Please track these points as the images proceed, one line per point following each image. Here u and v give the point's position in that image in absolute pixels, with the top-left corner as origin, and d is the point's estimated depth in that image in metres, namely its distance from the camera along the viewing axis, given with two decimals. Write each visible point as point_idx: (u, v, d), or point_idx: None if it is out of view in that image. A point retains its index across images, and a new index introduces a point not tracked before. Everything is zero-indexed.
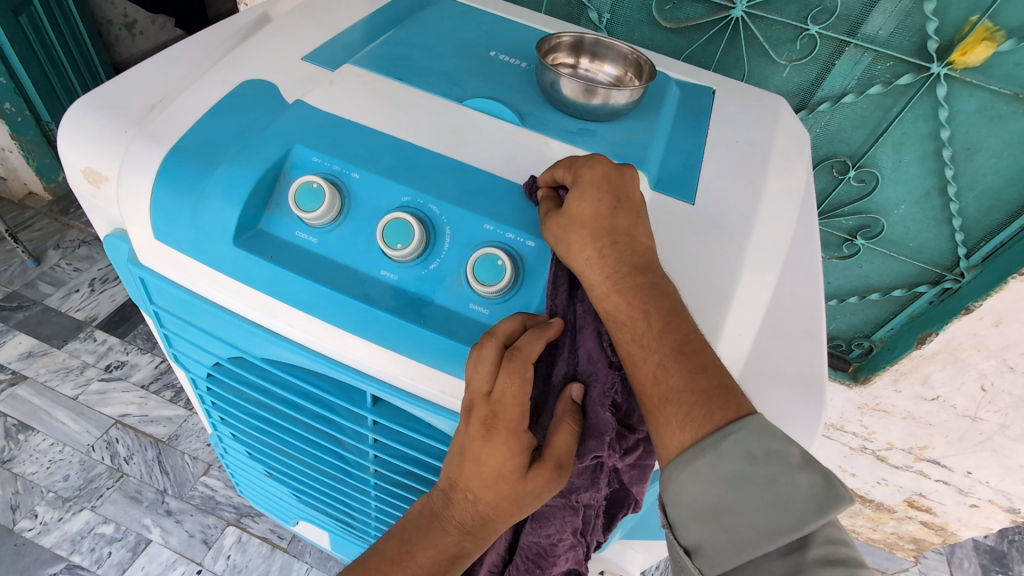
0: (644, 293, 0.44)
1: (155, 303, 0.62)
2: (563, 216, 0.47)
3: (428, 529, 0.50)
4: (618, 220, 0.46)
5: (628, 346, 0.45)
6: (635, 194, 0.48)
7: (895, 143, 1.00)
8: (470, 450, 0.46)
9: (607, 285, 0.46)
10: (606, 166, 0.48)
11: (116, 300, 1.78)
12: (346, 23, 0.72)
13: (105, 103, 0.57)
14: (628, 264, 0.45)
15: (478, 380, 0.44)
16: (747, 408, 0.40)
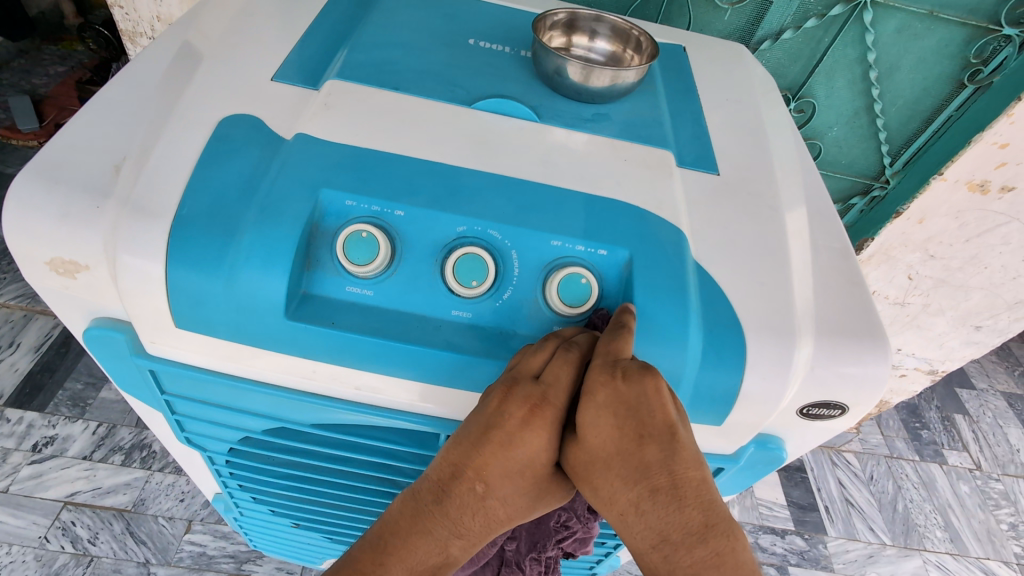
0: (673, 553, 0.36)
1: (166, 391, 0.54)
2: (577, 441, 0.40)
3: (412, 533, 0.42)
4: (647, 459, 0.37)
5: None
6: (663, 413, 0.38)
7: (829, 71, 1.07)
8: (499, 434, 0.40)
9: (647, 540, 0.37)
10: (625, 380, 0.39)
11: (20, 370, 1.54)
12: (297, 27, 0.63)
13: (54, 173, 0.47)
14: (653, 515, 0.36)
15: (530, 364, 0.42)
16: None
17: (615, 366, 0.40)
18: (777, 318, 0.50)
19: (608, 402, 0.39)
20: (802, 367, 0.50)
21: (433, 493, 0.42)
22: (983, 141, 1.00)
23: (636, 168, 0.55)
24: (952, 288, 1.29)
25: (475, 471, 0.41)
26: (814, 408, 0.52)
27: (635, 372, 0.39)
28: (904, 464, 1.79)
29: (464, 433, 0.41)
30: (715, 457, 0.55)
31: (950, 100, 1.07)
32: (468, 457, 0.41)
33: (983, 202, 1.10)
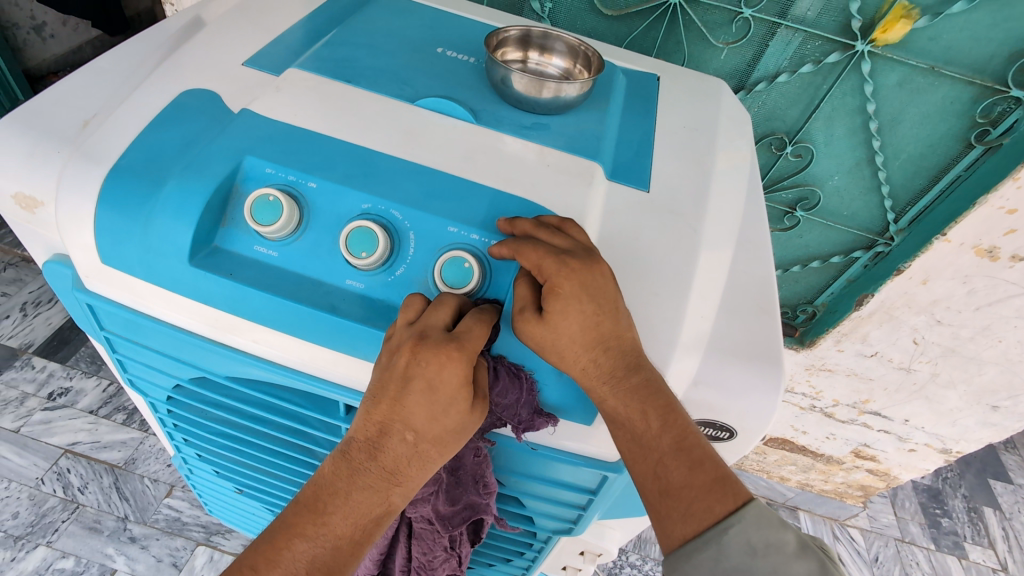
0: (646, 396, 0.47)
1: (106, 329, 0.60)
2: (546, 326, 0.46)
3: (350, 490, 0.45)
4: (618, 333, 0.47)
5: (630, 444, 0.48)
6: (613, 293, 0.47)
7: (827, 118, 1.06)
8: (421, 382, 0.44)
9: (635, 414, 0.47)
10: (580, 269, 0.46)
11: (52, 324, 1.68)
12: (283, 22, 0.70)
13: (33, 122, 0.54)
14: (623, 370, 0.47)
15: (437, 319, 0.46)
16: (744, 494, 0.46)
17: (568, 259, 0.46)
18: (668, 333, 0.51)
19: (576, 292, 0.46)
20: (684, 380, 0.51)
21: (362, 450, 0.45)
22: (988, 205, 0.96)
23: (558, 175, 0.57)
24: (963, 359, 1.22)
25: (401, 425, 0.44)
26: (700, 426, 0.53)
27: (583, 260, 0.46)
28: (916, 550, 1.66)
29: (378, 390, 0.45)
30: (597, 463, 0.55)
31: (958, 160, 1.04)
32: (395, 413, 0.44)
33: (992, 268, 1.04)
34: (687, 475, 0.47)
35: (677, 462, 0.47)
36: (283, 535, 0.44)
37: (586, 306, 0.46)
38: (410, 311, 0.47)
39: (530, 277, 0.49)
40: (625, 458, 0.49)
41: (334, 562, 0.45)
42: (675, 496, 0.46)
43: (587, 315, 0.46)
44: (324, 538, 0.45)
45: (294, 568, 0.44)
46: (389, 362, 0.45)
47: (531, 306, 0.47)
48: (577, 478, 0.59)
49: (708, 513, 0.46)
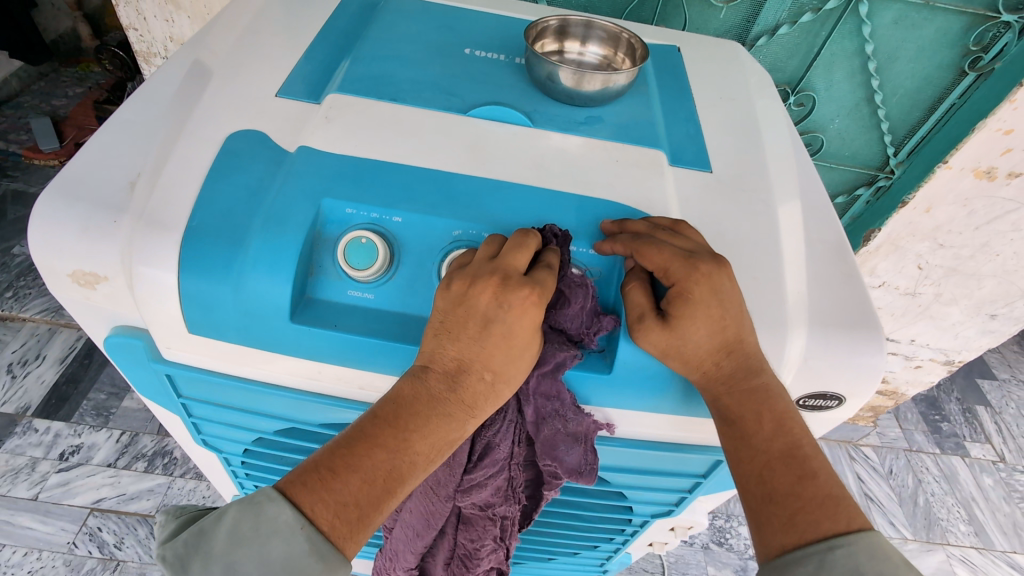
0: (763, 398, 0.47)
1: (182, 395, 0.57)
2: (672, 331, 0.46)
3: (431, 414, 0.43)
4: (744, 339, 0.47)
5: (738, 445, 0.47)
6: (740, 301, 0.47)
7: (827, 64, 1.07)
8: (501, 326, 0.43)
9: (750, 415, 0.47)
10: (709, 273, 0.46)
11: (46, 382, 1.59)
12: (300, 42, 0.66)
13: (73, 191, 0.49)
14: (742, 373, 0.47)
15: (520, 262, 0.45)
16: (860, 522, 0.42)
17: (697, 263, 0.46)
18: (772, 312, 0.52)
19: (707, 297, 0.46)
20: (795, 358, 0.52)
21: (442, 379, 0.44)
22: (987, 128, 0.99)
23: (628, 169, 0.57)
24: (964, 277, 1.28)
25: (481, 359, 0.43)
26: (809, 399, 0.54)
27: (711, 264, 0.46)
28: (925, 457, 1.77)
29: (457, 320, 0.44)
30: (712, 449, 0.55)
31: (952, 88, 1.06)
32: (472, 348, 0.43)
33: (990, 188, 1.09)
34: (795, 485, 0.45)
35: (785, 469, 0.45)
36: (361, 444, 0.42)
37: (715, 312, 0.46)
38: (491, 246, 0.46)
39: (643, 280, 0.48)
40: (728, 456, 0.48)
41: (403, 479, 0.43)
42: (781, 504, 0.44)
43: (716, 320, 0.46)
44: (402, 456, 0.42)
45: (367, 476, 0.41)
46: (465, 298, 0.44)
47: (651, 313, 0.46)
48: (687, 465, 0.59)
49: (815, 528, 0.42)
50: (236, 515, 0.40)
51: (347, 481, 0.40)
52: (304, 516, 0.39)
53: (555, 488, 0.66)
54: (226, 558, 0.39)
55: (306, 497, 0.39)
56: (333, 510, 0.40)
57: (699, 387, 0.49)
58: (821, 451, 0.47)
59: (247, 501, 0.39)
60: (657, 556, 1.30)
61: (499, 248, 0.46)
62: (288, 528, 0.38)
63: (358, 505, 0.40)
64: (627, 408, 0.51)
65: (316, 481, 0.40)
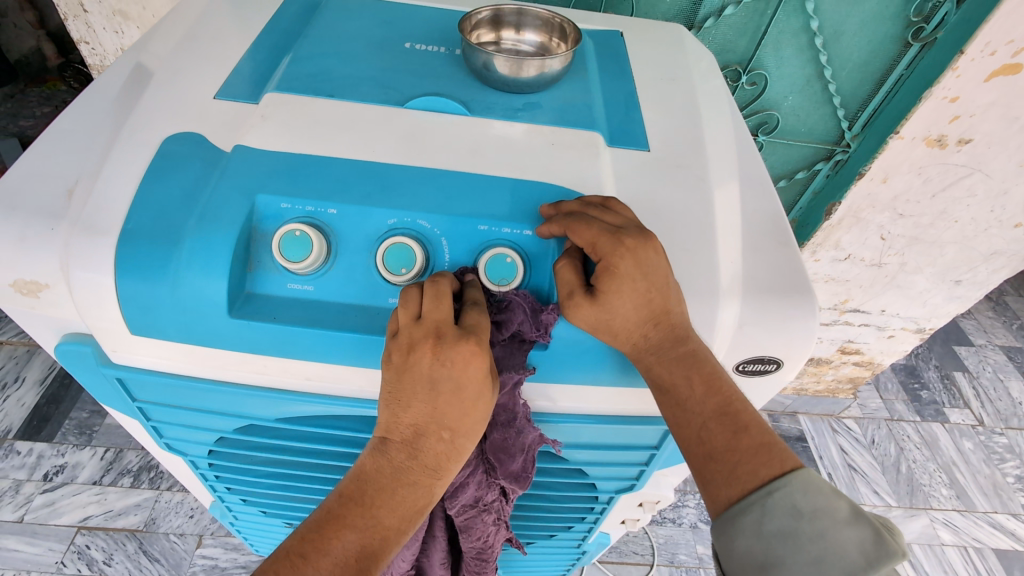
0: (692, 364, 0.49)
1: (138, 398, 0.58)
2: (602, 306, 0.47)
3: (395, 487, 0.47)
4: (668, 308, 0.48)
5: (675, 411, 0.50)
6: (664, 270, 0.48)
7: (775, 42, 1.09)
8: (448, 383, 0.44)
9: (682, 381, 0.49)
10: (635, 247, 0.47)
11: (27, 404, 1.58)
12: (240, 45, 0.66)
13: (11, 201, 0.50)
14: (670, 342, 0.49)
15: (446, 313, 0.45)
16: (791, 462, 0.47)
17: (624, 237, 0.47)
18: (705, 281, 0.54)
19: (632, 271, 0.47)
20: (729, 324, 0.53)
21: (401, 450, 0.46)
22: (934, 97, 1.02)
23: (563, 152, 0.58)
24: (926, 245, 1.31)
25: (434, 421, 0.45)
26: (747, 363, 0.55)
27: (639, 237, 0.48)
28: (905, 425, 1.80)
29: (403, 389, 0.45)
30: (660, 420, 0.56)
31: (899, 59, 1.08)
32: (424, 412, 0.45)
33: (942, 156, 1.11)
34: (731, 440, 0.49)
35: (721, 427, 0.49)
36: (329, 527, 0.45)
37: (641, 285, 0.47)
38: (410, 307, 0.45)
39: (574, 259, 0.49)
40: (669, 421, 0.51)
41: (379, 550, 0.46)
42: (720, 459, 0.48)
43: (643, 292, 0.47)
44: (372, 530, 0.46)
45: (341, 558, 0.45)
46: (408, 366, 0.44)
47: (579, 289, 0.47)
48: (640, 437, 0.61)
49: (752, 477, 0.47)
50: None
51: (321, 565, 0.44)
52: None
53: None
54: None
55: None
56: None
57: (632, 358, 0.50)
58: (749, 402, 0.51)
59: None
60: (645, 538, 1.32)
61: (420, 305, 0.46)
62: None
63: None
64: (567, 381, 0.52)
65: (291, 567, 0.43)
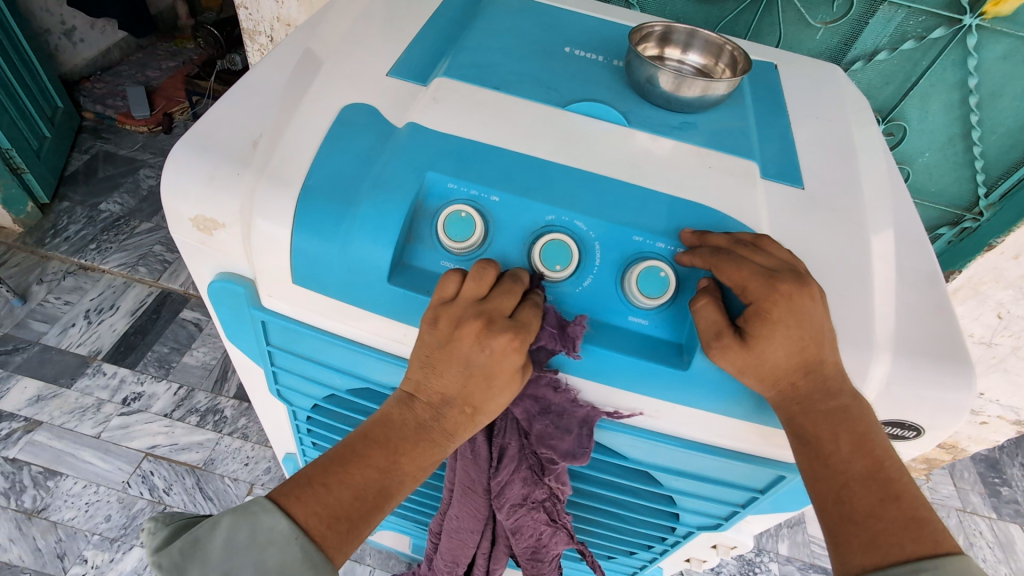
0: (840, 420, 0.45)
1: (270, 342, 0.61)
2: (746, 348, 0.45)
3: (416, 440, 0.48)
4: (826, 357, 0.46)
5: (814, 467, 0.46)
6: (821, 319, 0.46)
7: (923, 95, 1.03)
8: (482, 368, 0.46)
9: (830, 435, 0.45)
10: (790, 293, 0.45)
11: (116, 330, 1.65)
12: (410, 29, 0.69)
13: (205, 143, 0.54)
14: (819, 396, 0.46)
15: (507, 302, 0.46)
16: (948, 545, 0.40)
17: (778, 283, 0.45)
18: (860, 331, 0.51)
19: (785, 318, 0.45)
20: (876, 385, 0.50)
21: (425, 410, 0.48)
22: None
23: (723, 177, 0.57)
24: None
25: (461, 394, 0.47)
26: (885, 426, 0.52)
27: (795, 284, 0.45)
28: (978, 520, 1.63)
29: (440, 359, 0.47)
30: (776, 463, 0.54)
31: None
32: (455, 385, 0.47)
33: None
34: (874, 506, 0.43)
35: (866, 491, 0.44)
36: (353, 465, 0.46)
37: (798, 332, 0.45)
38: (479, 284, 0.47)
39: (714, 298, 0.47)
40: (804, 477, 0.47)
41: (392, 495, 0.47)
42: (860, 524, 0.43)
43: (798, 340, 0.45)
44: (388, 474, 0.47)
45: (357, 493, 0.45)
46: (450, 339, 0.46)
47: (729, 330, 0.46)
48: (743, 478, 0.58)
49: (896, 550, 0.41)
50: (229, 523, 0.43)
51: (340, 496, 0.45)
52: (300, 526, 0.43)
53: (603, 483, 0.66)
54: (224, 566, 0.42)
55: (299, 508, 0.43)
56: (324, 522, 0.44)
57: (773, 404, 0.48)
58: (905, 470, 0.45)
59: (242, 510, 0.43)
60: None
61: (489, 288, 0.47)
62: (284, 538, 0.42)
63: (348, 518, 0.45)
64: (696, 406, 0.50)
65: (311, 494, 0.44)
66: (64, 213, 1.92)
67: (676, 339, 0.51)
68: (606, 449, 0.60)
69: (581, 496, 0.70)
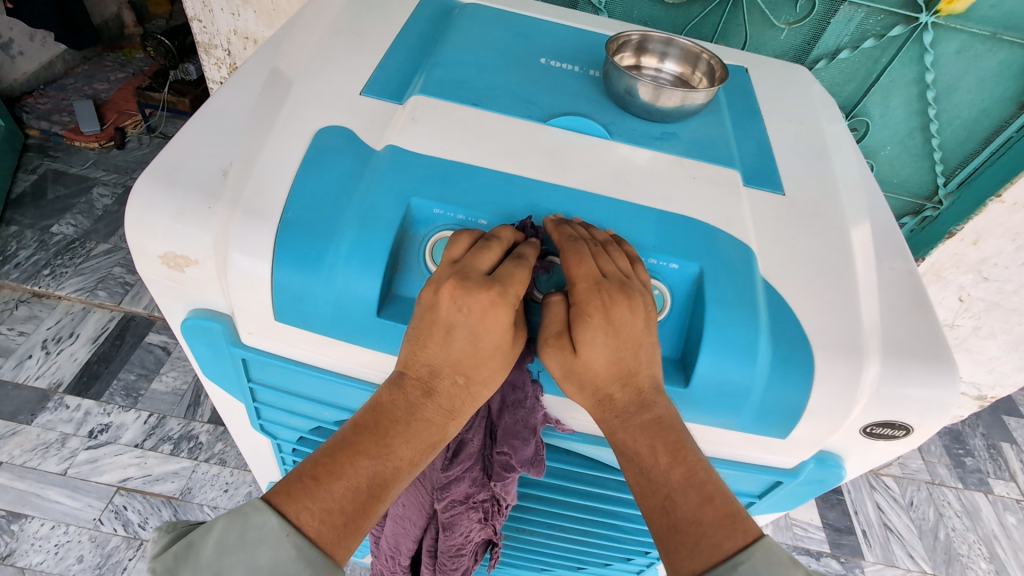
0: (654, 432, 0.42)
1: (252, 379, 0.58)
2: (571, 358, 0.42)
3: (409, 421, 0.44)
4: (641, 367, 0.42)
5: (638, 479, 0.43)
6: (642, 328, 0.42)
7: (884, 91, 1.06)
8: (464, 331, 0.43)
9: (646, 446, 0.42)
10: (610, 303, 0.41)
11: (79, 359, 1.53)
12: (380, 45, 0.67)
13: (172, 175, 0.51)
14: (634, 408, 0.42)
15: (481, 265, 0.44)
16: (755, 531, 0.38)
17: (604, 289, 0.42)
18: (854, 334, 0.49)
19: (602, 324, 0.41)
20: (868, 389, 0.49)
21: (417, 386, 0.45)
22: None
23: (707, 187, 0.57)
24: (1007, 312, 1.17)
25: (451, 365, 0.44)
26: (878, 428, 0.51)
27: (618, 294, 0.42)
28: (946, 490, 1.44)
29: (424, 329, 0.44)
30: (772, 470, 0.54)
31: (1011, 121, 1.03)
32: (444, 353, 0.44)
33: None
34: (695, 513, 0.40)
35: (685, 497, 0.40)
36: (341, 455, 0.43)
37: (615, 345, 0.41)
38: (453, 251, 0.45)
39: (562, 298, 0.43)
40: (634, 492, 0.43)
41: (388, 483, 0.44)
42: (684, 532, 0.39)
43: (614, 352, 0.41)
44: (383, 461, 0.43)
45: (350, 483, 0.42)
46: (431, 308, 0.43)
47: (557, 337, 0.43)
48: (743, 484, 0.58)
49: (716, 550, 0.38)
50: (224, 526, 0.40)
51: (331, 489, 0.41)
52: (288, 523, 0.40)
53: (600, 497, 0.65)
54: (215, 566, 0.39)
55: (292, 506, 0.41)
56: (318, 517, 0.41)
57: (595, 416, 0.44)
58: (717, 470, 0.42)
59: (235, 512, 0.40)
60: None
61: (463, 251, 0.46)
62: (274, 535, 0.40)
63: (343, 512, 0.42)
64: (694, 421, 0.49)
65: (301, 490, 0.41)
66: (13, 238, 1.79)
67: (675, 356, 0.50)
68: (601, 465, 0.61)
69: (578, 510, 0.68)
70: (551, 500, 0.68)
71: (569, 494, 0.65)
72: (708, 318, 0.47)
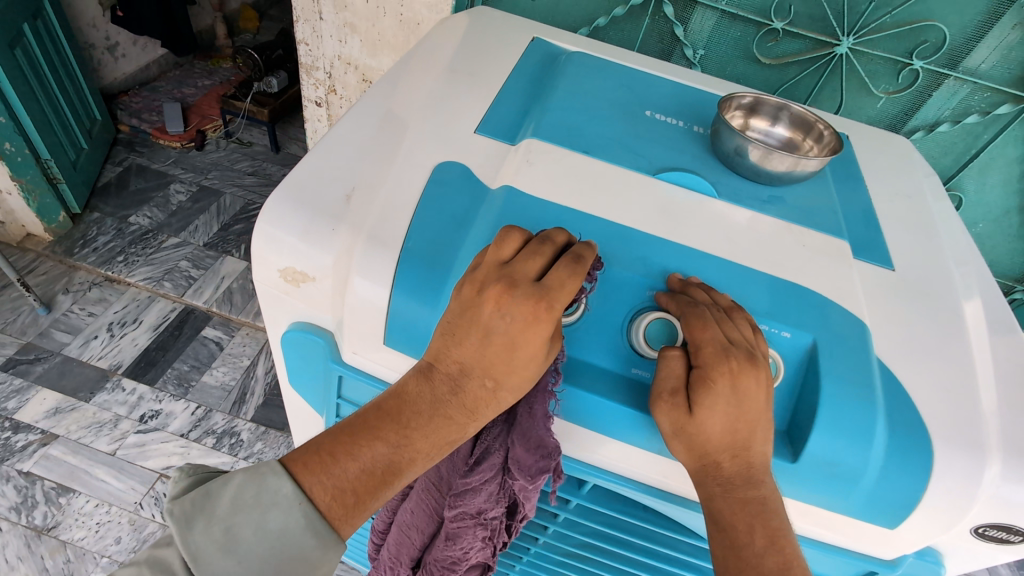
0: (756, 512, 0.41)
1: (342, 396, 0.60)
2: (685, 417, 0.42)
3: (432, 416, 0.42)
4: (754, 441, 0.42)
5: (722, 551, 0.41)
6: (764, 403, 0.42)
7: (982, 167, 1.02)
8: (502, 336, 0.41)
9: (748, 525, 0.40)
10: (739, 370, 0.41)
11: (139, 344, 1.59)
12: (492, 86, 0.69)
13: (300, 194, 0.53)
14: (740, 481, 0.42)
15: (530, 267, 0.43)
16: None
17: (732, 356, 0.42)
18: (971, 430, 0.46)
19: (727, 391, 0.41)
20: (986, 489, 0.45)
21: (445, 381, 0.43)
22: None
23: (815, 256, 0.55)
24: None
25: (482, 366, 0.42)
26: (993, 531, 0.47)
27: (746, 363, 0.42)
28: None
29: (461, 325, 0.43)
30: (868, 559, 0.51)
31: None
32: (474, 353, 0.42)
33: None
34: None
35: None
36: (361, 433, 0.41)
37: (733, 413, 0.41)
38: (503, 248, 0.45)
39: (682, 359, 0.44)
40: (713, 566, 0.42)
41: (401, 470, 0.42)
42: None
43: (731, 421, 0.41)
44: (400, 450, 0.42)
45: (365, 467, 0.41)
46: (471, 306, 0.43)
47: (675, 394, 0.43)
48: (830, 568, 0.55)
49: None
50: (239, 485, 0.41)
51: (346, 467, 0.41)
52: (299, 492, 0.40)
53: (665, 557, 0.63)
54: (227, 522, 0.40)
55: (308, 476, 0.40)
56: (331, 493, 0.40)
57: (695, 480, 0.43)
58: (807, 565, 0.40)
59: (253, 473, 0.41)
60: None
61: (514, 250, 0.45)
62: (287, 502, 0.40)
63: (354, 493, 0.41)
64: (793, 497, 0.48)
65: (319, 464, 0.41)
66: (94, 225, 1.89)
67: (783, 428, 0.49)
68: (676, 525, 0.58)
69: (638, 568, 0.65)
70: (613, 554, 0.65)
71: (636, 551, 0.62)
72: (822, 392, 0.46)
